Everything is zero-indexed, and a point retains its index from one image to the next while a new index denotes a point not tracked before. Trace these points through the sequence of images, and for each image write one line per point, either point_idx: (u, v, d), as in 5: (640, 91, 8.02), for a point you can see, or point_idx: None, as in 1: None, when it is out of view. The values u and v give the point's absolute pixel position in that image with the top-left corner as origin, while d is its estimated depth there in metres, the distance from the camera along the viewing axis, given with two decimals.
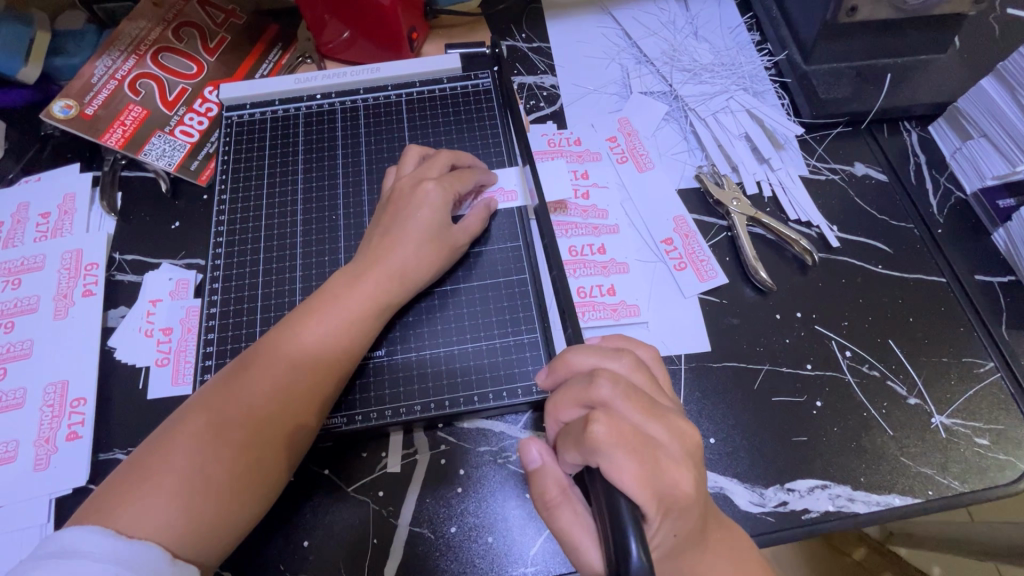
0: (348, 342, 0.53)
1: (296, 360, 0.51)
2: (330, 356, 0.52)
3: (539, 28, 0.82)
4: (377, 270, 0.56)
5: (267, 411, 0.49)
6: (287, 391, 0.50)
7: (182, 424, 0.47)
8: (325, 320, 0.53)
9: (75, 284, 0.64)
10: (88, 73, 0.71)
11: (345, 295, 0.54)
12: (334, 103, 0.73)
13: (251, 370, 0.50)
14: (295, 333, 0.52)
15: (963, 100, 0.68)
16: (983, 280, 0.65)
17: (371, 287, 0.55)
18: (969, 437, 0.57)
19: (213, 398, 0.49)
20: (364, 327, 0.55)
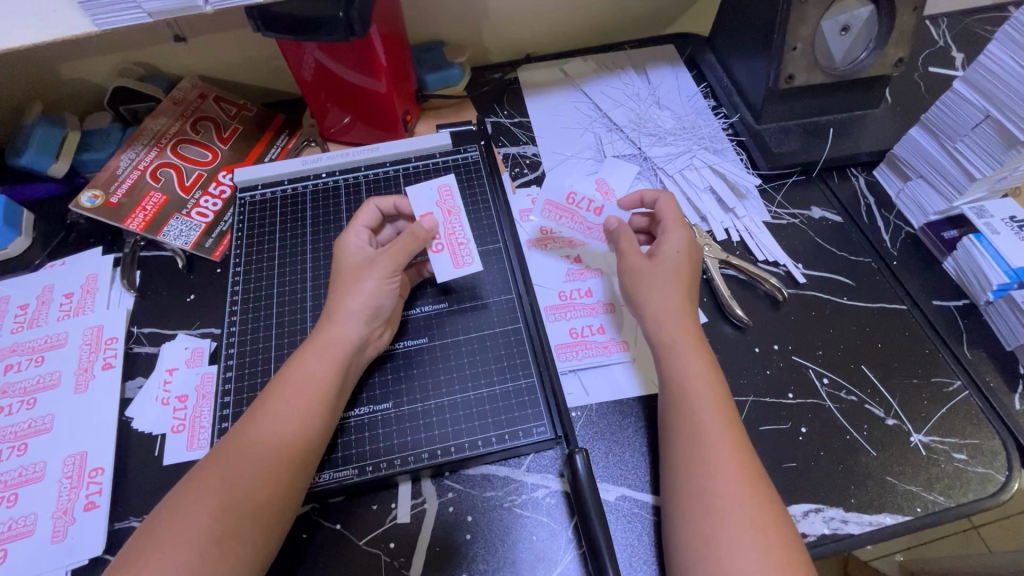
0: (314, 394, 0.56)
1: (265, 421, 0.53)
2: (299, 412, 0.54)
3: (519, 105, 0.93)
4: (337, 323, 0.60)
5: (243, 473, 0.50)
6: (261, 449, 0.52)
7: (169, 502, 0.49)
8: (290, 378, 0.56)
9: (96, 358, 0.68)
10: (114, 166, 0.79)
11: (308, 351, 0.58)
12: (337, 180, 0.80)
13: (231, 437, 0.53)
14: (266, 396, 0.55)
15: (897, 148, 0.77)
16: (941, 304, 0.70)
17: (326, 341, 0.59)
18: (948, 453, 0.60)
19: (197, 472, 0.51)
20: (328, 377, 0.57)
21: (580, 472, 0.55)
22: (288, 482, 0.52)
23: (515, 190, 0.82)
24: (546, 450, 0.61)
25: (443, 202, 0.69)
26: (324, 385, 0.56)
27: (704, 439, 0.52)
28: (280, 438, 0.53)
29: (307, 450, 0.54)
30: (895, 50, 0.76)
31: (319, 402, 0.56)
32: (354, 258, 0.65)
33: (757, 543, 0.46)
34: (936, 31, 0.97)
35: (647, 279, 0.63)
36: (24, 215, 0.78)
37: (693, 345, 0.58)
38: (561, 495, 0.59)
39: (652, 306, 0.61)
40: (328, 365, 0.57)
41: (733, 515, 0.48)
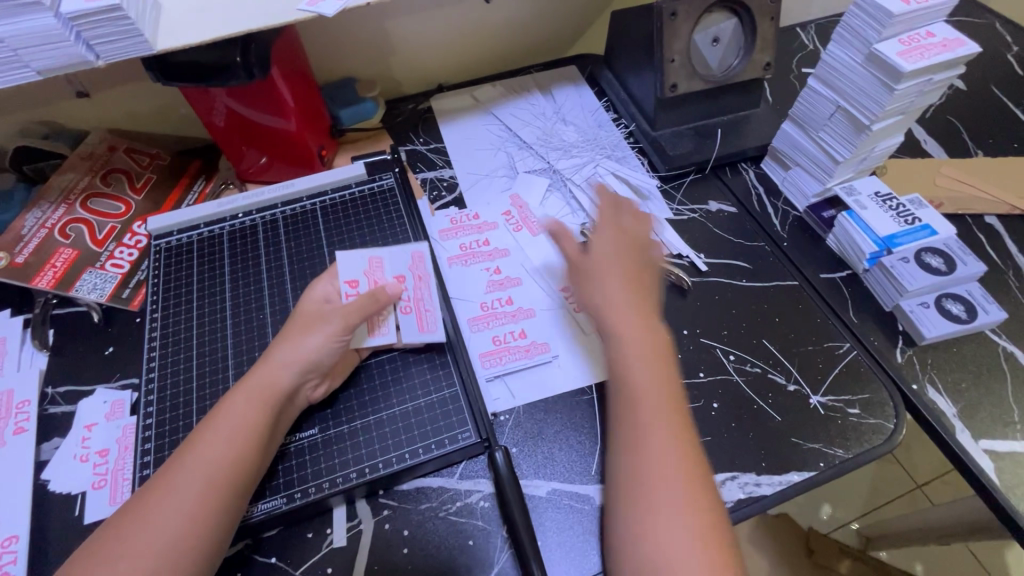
0: (241, 436, 0.55)
1: (191, 465, 0.52)
2: (225, 455, 0.53)
3: (433, 132, 0.97)
4: (268, 365, 0.59)
5: (165, 516, 0.50)
6: (189, 497, 0.51)
7: (91, 551, 0.48)
8: (217, 422, 0.55)
9: (7, 423, 0.66)
10: (18, 226, 0.77)
11: (236, 393, 0.57)
12: (255, 218, 0.81)
13: (156, 486, 0.52)
14: (193, 442, 0.54)
15: (775, 141, 0.85)
16: (827, 277, 0.77)
17: (256, 382, 0.58)
18: (843, 409, 0.65)
19: (119, 518, 0.50)
20: (256, 417, 0.56)
21: (501, 469, 0.59)
22: (216, 526, 0.51)
23: (433, 212, 0.85)
24: (477, 455, 0.63)
25: (370, 270, 0.70)
26: (254, 427, 0.55)
27: (630, 427, 0.55)
28: (205, 482, 0.52)
29: (235, 490, 0.53)
30: (761, 55, 0.85)
31: (247, 443, 0.55)
32: (313, 306, 0.66)
33: (681, 518, 0.50)
34: (805, 36, 1.08)
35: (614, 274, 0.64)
36: None
37: (653, 329, 0.61)
38: (494, 497, 0.60)
39: (607, 301, 0.63)
40: (256, 405, 0.57)
41: (655, 493, 0.51)
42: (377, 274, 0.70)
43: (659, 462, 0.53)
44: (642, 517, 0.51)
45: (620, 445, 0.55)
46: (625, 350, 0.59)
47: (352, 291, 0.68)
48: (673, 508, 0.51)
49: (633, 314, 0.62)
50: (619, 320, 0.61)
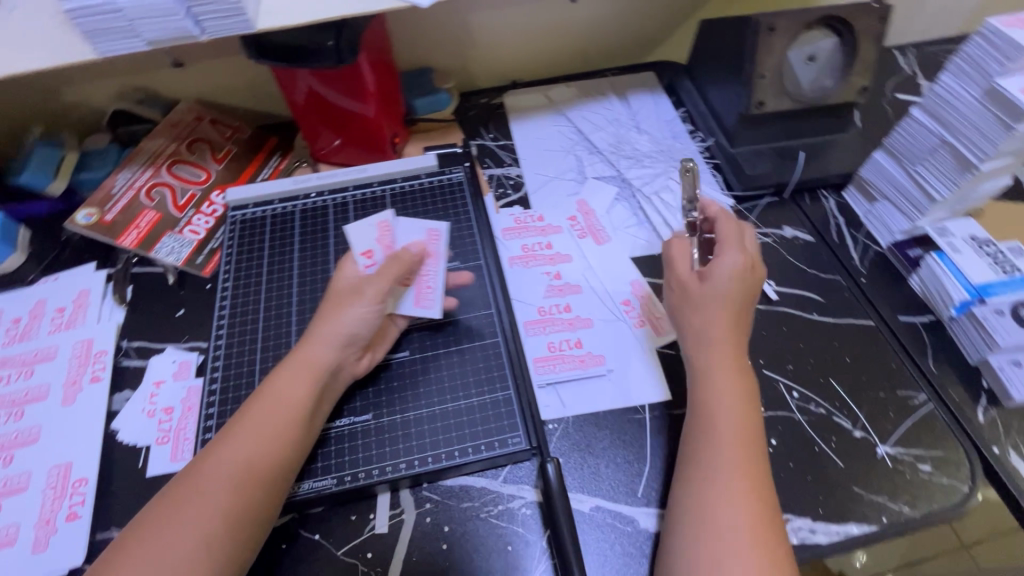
0: (283, 412, 0.56)
1: (237, 438, 0.54)
2: (270, 432, 0.55)
3: (504, 128, 0.96)
4: (310, 345, 0.60)
5: (223, 482, 0.51)
6: (240, 468, 0.52)
7: (153, 508, 0.50)
8: (263, 398, 0.57)
9: (84, 371, 0.70)
10: (110, 185, 0.81)
11: (281, 371, 0.58)
12: (326, 199, 0.83)
13: (205, 456, 0.53)
14: (241, 416, 0.56)
15: (864, 170, 0.80)
16: (906, 320, 0.72)
17: (298, 360, 0.59)
18: (913, 464, 0.61)
19: (181, 479, 0.52)
20: (298, 395, 0.57)
21: (551, 482, 0.58)
22: (261, 498, 0.52)
23: (498, 210, 0.85)
24: (522, 461, 0.62)
25: (381, 236, 0.69)
26: (302, 404, 0.57)
27: (705, 451, 0.54)
28: (251, 457, 0.53)
29: (277, 466, 0.54)
30: (858, 78, 0.81)
31: (288, 420, 0.56)
32: (346, 283, 0.64)
33: (746, 550, 0.48)
34: (903, 60, 1.02)
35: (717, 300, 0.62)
36: (20, 231, 0.81)
37: (738, 358, 0.60)
38: (537, 506, 0.60)
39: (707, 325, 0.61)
40: (299, 382, 0.58)
41: (728, 520, 0.50)
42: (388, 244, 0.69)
43: (737, 488, 0.51)
44: (709, 539, 0.50)
45: (694, 468, 0.54)
46: (717, 375, 0.59)
47: (368, 260, 0.67)
48: (741, 536, 0.49)
49: (719, 340, 0.60)
50: (714, 344, 0.60)
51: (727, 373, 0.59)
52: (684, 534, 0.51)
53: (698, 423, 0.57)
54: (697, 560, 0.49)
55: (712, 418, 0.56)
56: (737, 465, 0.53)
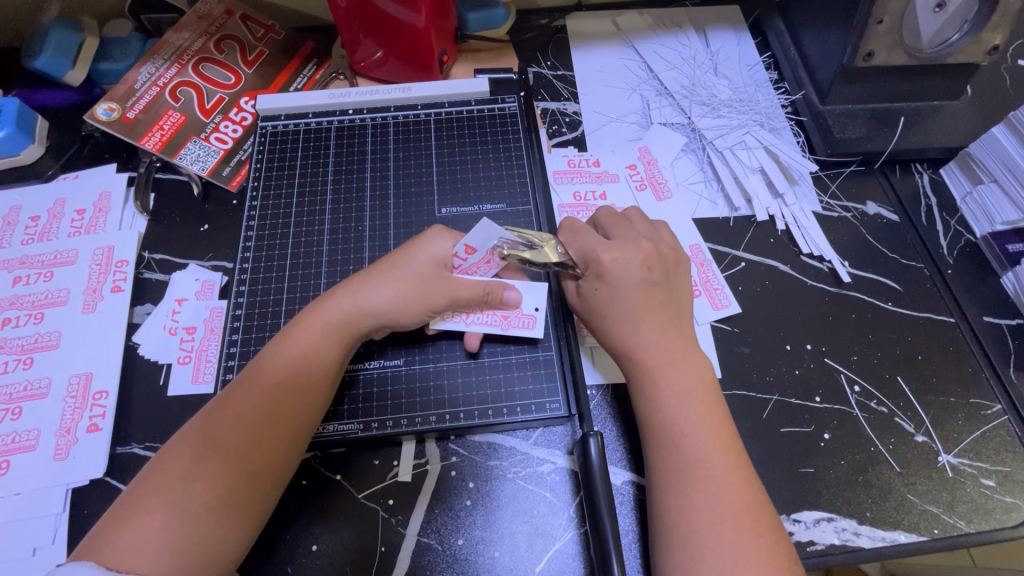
0: (310, 368, 0.53)
1: (265, 393, 0.51)
2: (300, 391, 0.52)
3: (563, 57, 0.86)
4: (346, 299, 0.56)
5: (241, 424, 0.49)
6: (258, 412, 0.50)
7: (174, 446, 0.48)
8: (287, 347, 0.54)
9: (105, 280, 0.67)
10: (132, 79, 0.74)
11: (310, 322, 0.55)
12: (365, 119, 0.76)
13: (224, 405, 0.50)
14: (262, 366, 0.53)
15: (974, 146, 0.70)
16: (991, 321, 0.65)
17: (332, 313, 0.55)
18: (976, 478, 0.57)
19: (201, 417, 0.50)
20: (328, 352, 0.54)
21: (593, 456, 0.53)
22: (284, 454, 0.50)
23: (551, 149, 0.77)
24: (555, 426, 0.59)
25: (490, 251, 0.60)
26: (321, 357, 0.54)
27: (674, 412, 0.51)
28: (279, 410, 0.51)
29: (305, 423, 0.52)
30: (991, 35, 0.68)
31: (315, 376, 0.53)
32: (419, 253, 0.58)
33: (726, 512, 0.47)
34: None
35: (627, 287, 0.56)
36: (38, 122, 0.75)
37: (662, 323, 0.55)
38: (567, 473, 0.57)
39: (622, 305, 0.56)
40: (331, 338, 0.54)
41: (710, 479, 0.48)
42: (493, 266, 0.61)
43: (724, 482, 0.48)
44: (694, 501, 0.47)
45: (661, 430, 0.51)
46: (645, 341, 0.54)
47: (462, 257, 0.60)
48: (730, 495, 0.47)
49: (644, 306, 0.56)
50: (627, 310, 0.55)
51: (653, 338, 0.54)
52: (668, 497, 0.49)
53: (638, 378, 0.54)
54: (684, 524, 0.47)
55: (658, 378, 0.53)
56: (700, 424, 0.51)
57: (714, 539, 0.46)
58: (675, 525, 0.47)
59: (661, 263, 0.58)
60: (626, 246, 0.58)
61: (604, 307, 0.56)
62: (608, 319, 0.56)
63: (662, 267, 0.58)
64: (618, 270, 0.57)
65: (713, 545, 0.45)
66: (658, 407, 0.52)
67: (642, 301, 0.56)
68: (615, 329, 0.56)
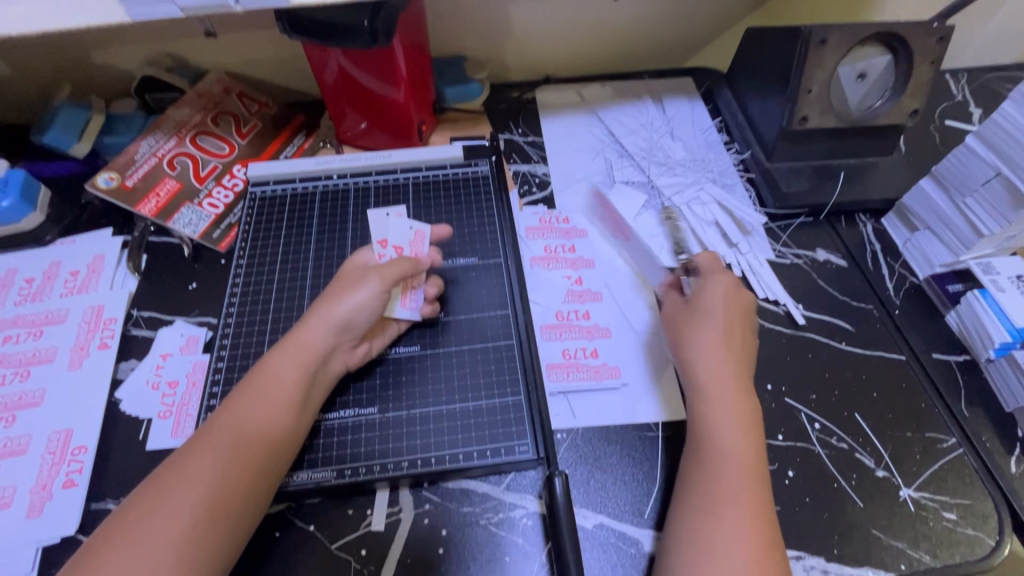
0: (275, 397, 0.55)
1: (236, 428, 0.52)
2: (271, 423, 0.54)
3: (534, 124, 0.94)
4: (306, 328, 0.58)
5: (212, 461, 0.50)
6: (230, 446, 0.51)
7: (144, 488, 0.49)
8: (254, 381, 0.55)
9: (93, 337, 0.69)
10: (133, 151, 0.80)
11: (279, 354, 0.57)
12: (348, 183, 0.82)
13: (190, 447, 0.51)
14: (234, 400, 0.54)
15: (906, 197, 0.76)
16: (940, 358, 0.69)
17: (291, 342, 0.58)
18: (937, 511, 0.59)
19: (170, 460, 0.51)
20: (291, 379, 0.56)
21: (558, 497, 0.55)
22: (256, 486, 0.51)
23: (522, 207, 0.82)
24: (527, 470, 0.61)
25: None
26: (292, 387, 0.56)
27: (723, 435, 0.55)
28: (247, 444, 0.52)
29: (269, 454, 0.53)
30: (909, 100, 0.77)
31: (279, 407, 0.55)
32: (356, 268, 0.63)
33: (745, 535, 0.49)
34: (956, 86, 1.00)
35: (711, 319, 0.62)
36: (42, 191, 0.80)
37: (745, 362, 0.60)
38: (538, 517, 0.58)
39: (712, 333, 0.61)
40: (291, 366, 0.56)
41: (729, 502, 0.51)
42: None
43: (743, 508, 0.51)
44: (722, 524, 0.50)
45: (710, 450, 0.55)
46: (717, 368, 0.59)
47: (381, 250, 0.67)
48: (745, 519, 0.50)
49: (734, 340, 0.61)
50: (718, 343, 0.60)
51: (716, 364, 0.59)
52: (698, 514, 0.51)
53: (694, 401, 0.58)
54: (700, 542, 0.50)
55: (706, 402, 0.57)
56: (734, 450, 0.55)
57: (735, 561, 0.48)
58: (693, 542, 0.50)
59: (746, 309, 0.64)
60: (719, 290, 0.65)
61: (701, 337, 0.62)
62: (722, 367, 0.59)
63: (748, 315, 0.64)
64: (708, 305, 0.63)
65: (722, 561, 0.48)
66: (705, 432, 0.56)
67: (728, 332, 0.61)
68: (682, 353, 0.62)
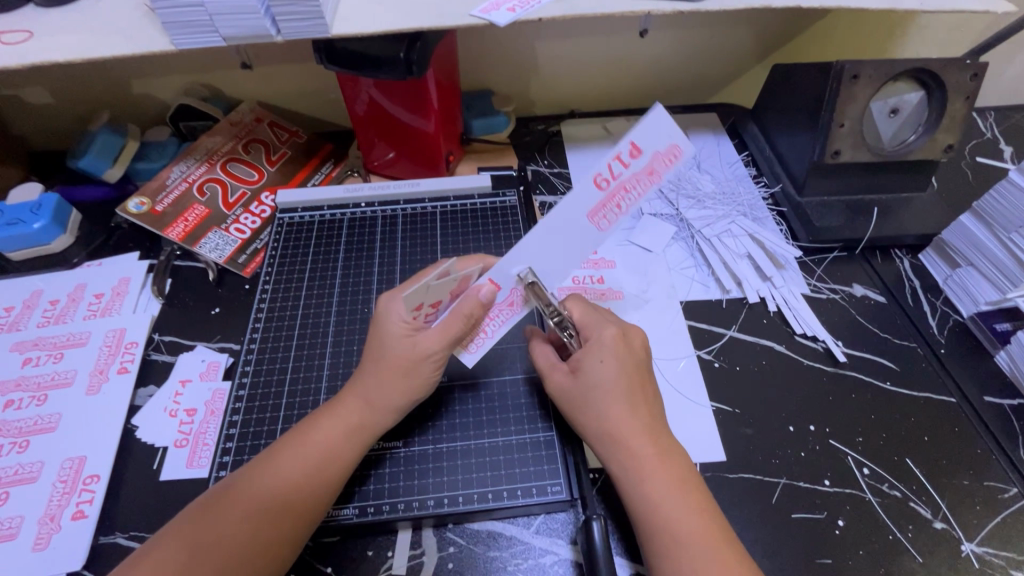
0: (325, 472, 0.52)
1: (270, 488, 0.50)
2: (307, 486, 0.51)
3: (559, 156, 0.94)
4: (363, 400, 0.55)
5: (239, 523, 0.48)
6: (259, 506, 0.49)
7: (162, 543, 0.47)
8: (301, 445, 0.52)
9: (113, 361, 0.68)
10: (165, 176, 0.81)
11: (330, 421, 0.54)
12: (375, 212, 0.81)
13: (221, 501, 0.49)
14: (271, 460, 0.52)
15: (946, 232, 0.75)
16: (993, 401, 0.65)
17: (351, 418, 0.54)
18: (1004, 569, 0.54)
19: (196, 515, 0.48)
20: (347, 455, 0.53)
21: (597, 540, 0.51)
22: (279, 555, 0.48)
23: None
24: (557, 512, 0.57)
25: (655, 157, 0.54)
26: (339, 461, 0.53)
27: (670, 504, 0.50)
28: (286, 513, 0.49)
29: (307, 521, 0.50)
30: (944, 136, 0.76)
31: (329, 480, 0.52)
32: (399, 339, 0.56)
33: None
34: (984, 123, 0.99)
35: (606, 365, 0.55)
36: (73, 215, 0.81)
37: (638, 401, 0.55)
38: (570, 565, 0.54)
39: (596, 386, 0.55)
40: (350, 443, 0.54)
41: (695, 551, 0.47)
42: (625, 199, 0.56)
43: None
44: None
45: (659, 527, 0.49)
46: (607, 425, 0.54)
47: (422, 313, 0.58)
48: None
49: (619, 391, 0.54)
50: (608, 395, 0.54)
51: (633, 421, 0.53)
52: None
53: (625, 465, 0.52)
54: None
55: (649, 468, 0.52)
56: (672, 490, 0.51)
57: None
58: None
59: (629, 348, 0.57)
60: (595, 326, 0.58)
61: (584, 394, 0.56)
62: (578, 404, 0.56)
63: (630, 352, 0.57)
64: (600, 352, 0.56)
65: None
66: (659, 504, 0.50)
67: (616, 380, 0.55)
68: (582, 413, 0.55)
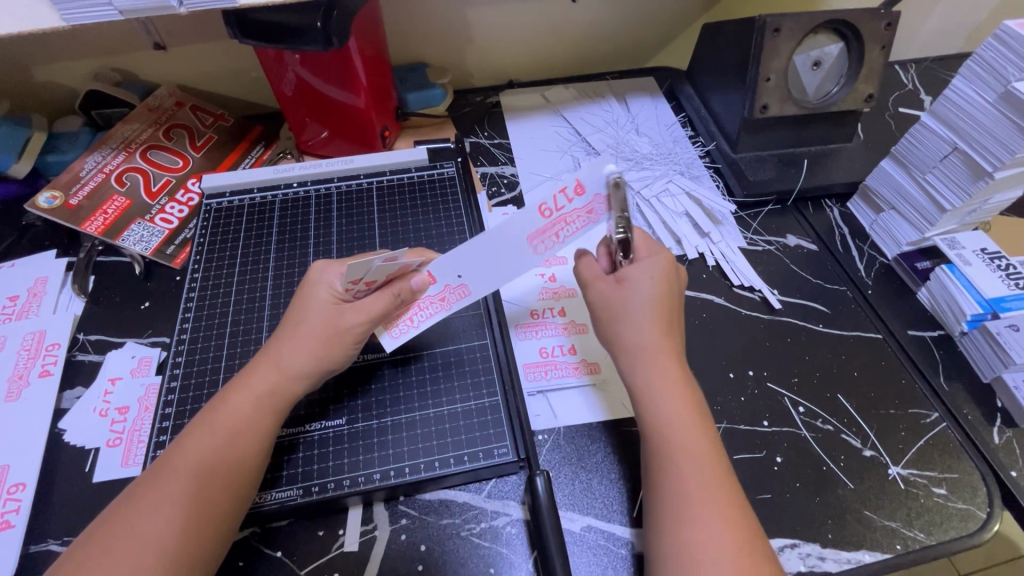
0: (242, 446, 0.50)
1: (188, 469, 0.47)
2: (230, 463, 0.49)
3: (499, 126, 0.93)
4: (281, 367, 0.53)
5: (161, 508, 0.45)
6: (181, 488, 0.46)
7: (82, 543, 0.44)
8: (215, 421, 0.50)
9: (33, 365, 0.64)
10: (78, 167, 0.76)
11: (242, 392, 0.52)
12: (308, 191, 0.79)
13: (136, 502, 0.46)
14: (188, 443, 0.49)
15: (870, 178, 0.77)
16: (916, 334, 0.69)
17: (262, 384, 0.52)
18: (927, 487, 0.58)
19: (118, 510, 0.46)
20: (258, 426, 0.51)
21: (541, 496, 0.52)
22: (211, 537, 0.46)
23: (490, 209, 0.81)
24: (508, 475, 0.58)
25: (598, 199, 0.55)
26: (256, 430, 0.51)
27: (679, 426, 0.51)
28: (206, 494, 0.47)
29: (236, 500, 0.48)
30: (864, 86, 0.78)
31: (248, 452, 0.50)
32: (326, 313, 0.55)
33: (724, 534, 0.45)
34: (906, 75, 1.03)
35: (652, 288, 0.56)
36: None
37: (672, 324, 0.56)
38: (522, 524, 0.55)
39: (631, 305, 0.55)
40: (265, 411, 0.52)
41: (696, 489, 0.47)
42: (565, 231, 0.56)
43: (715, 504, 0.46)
44: (696, 487, 0.47)
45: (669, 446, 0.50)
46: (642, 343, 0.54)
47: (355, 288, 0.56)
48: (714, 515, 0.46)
49: (654, 311, 0.55)
50: (640, 317, 0.55)
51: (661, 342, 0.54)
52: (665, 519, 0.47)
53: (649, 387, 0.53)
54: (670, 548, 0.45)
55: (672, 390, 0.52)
56: (688, 410, 0.51)
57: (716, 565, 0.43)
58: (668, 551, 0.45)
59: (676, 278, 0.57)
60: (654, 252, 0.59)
61: (623, 306, 0.56)
62: (615, 315, 0.56)
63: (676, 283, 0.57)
64: (644, 275, 0.56)
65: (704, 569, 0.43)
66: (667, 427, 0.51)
67: (655, 300, 0.55)
68: (621, 326, 0.56)
